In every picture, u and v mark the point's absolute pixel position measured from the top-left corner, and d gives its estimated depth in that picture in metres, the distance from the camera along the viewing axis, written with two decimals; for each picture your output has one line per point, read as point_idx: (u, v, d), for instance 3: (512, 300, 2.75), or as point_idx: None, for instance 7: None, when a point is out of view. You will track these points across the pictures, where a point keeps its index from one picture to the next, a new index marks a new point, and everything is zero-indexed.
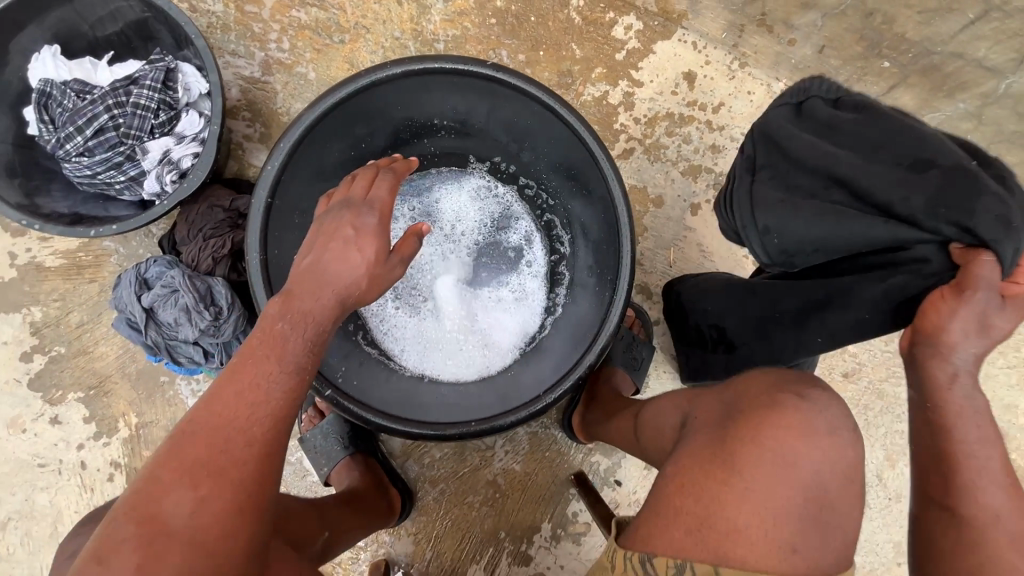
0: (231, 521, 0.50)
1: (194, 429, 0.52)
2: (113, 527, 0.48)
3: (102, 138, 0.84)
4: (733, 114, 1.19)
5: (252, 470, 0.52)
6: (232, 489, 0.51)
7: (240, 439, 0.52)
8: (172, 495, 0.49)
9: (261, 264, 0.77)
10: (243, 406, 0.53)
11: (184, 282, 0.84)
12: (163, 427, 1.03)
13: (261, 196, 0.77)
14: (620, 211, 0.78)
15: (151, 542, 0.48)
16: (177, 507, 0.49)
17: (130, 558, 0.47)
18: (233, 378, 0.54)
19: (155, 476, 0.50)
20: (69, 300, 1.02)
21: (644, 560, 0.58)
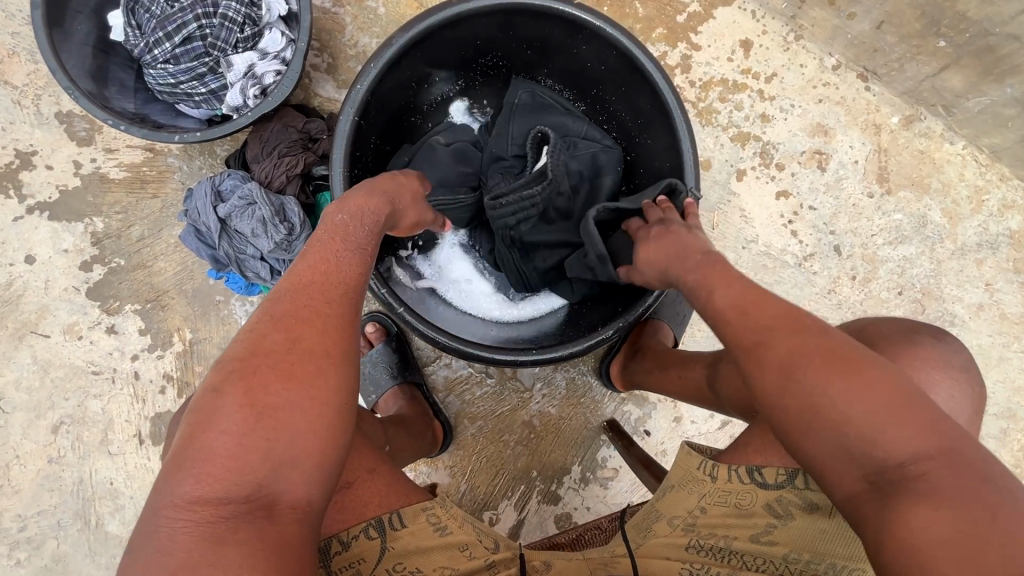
0: (321, 358, 0.59)
1: (281, 293, 0.63)
2: (222, 366, 0.57)
3: (189, 47, 0.85)
4: (785, 85, 1.23)
5: (330, 316, 0.62)
6: (323, 332, 0.60)
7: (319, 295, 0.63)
8: (268, 337, 0.59)
9: (344, 178, 0.81)
10: (321, 273, 0.65)
11: (262, 195, 0.86)
12: (215, 344, 1.06)
13: (349, 112, 0.80)
14: (687, 152, 0.86)
15: (253, 374, 0.56)
16: (274, 345, 0.58)
17: (238, 382, 0.55)
18: (311, 253, 0.67)
19: (256, 327, 0.60)
20: (131, 214, 1.03)
21: (753, 471, 0.63)
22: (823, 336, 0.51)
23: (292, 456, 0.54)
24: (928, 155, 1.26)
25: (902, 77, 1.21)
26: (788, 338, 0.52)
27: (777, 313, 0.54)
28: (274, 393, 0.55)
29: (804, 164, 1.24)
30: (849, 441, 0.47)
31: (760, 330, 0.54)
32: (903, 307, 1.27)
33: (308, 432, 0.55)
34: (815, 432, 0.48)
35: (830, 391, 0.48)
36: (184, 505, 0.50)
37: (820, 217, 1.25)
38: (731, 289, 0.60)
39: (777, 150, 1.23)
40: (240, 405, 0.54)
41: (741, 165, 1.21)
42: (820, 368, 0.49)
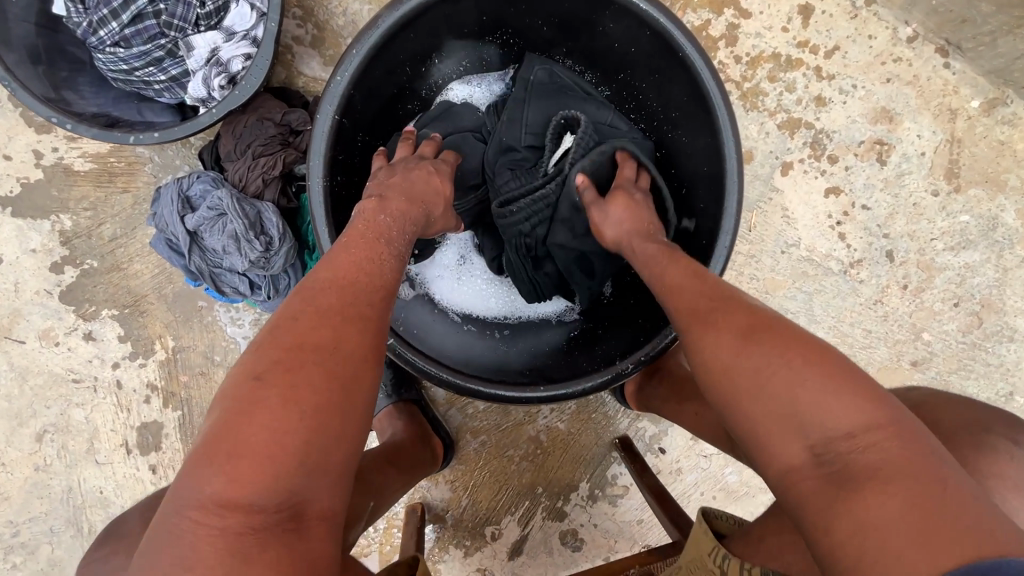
0: (365, 361, 0.51)
1: (322, 284, 0.55)
2: (255, 357, 0.48)
3: (141, 26, 0.72)
4: (848, 62, 1.05)
5: (360, 314, 0.53)
6: (368, 334, 0.52)
7: (348, 294, 0.54)
8: (309, 329, 0.50)
9: (325, 194, 0.68)
10: (364, 270, 0.57)
11: (233, 205, 0.75)
12: (200, 353, 0.98)
13: (328, 112, 0.67)
14: (732, 160, 0.71)
15: (295, 367, 0.47)
16: (318, 337, 0.49)
17: (277, 376, 0.46)
18: (345, 252, 0.59)
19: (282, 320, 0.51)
20: (100, 211, 0.93)
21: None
22: (758, 314, 0.53)
23: (329, 461, 0.46)
24: (1009, 147, 1.08)
25: (991, 54, 1.02)
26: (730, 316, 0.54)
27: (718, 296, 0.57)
28: (316, 393, 0.46)
29: (861, 156, 1.07)
30: (784, 416, 0.46)
31: (705, 312, 0.56)
32: (957, 321, 1.14)
33: (342, 441, 0.47)
34: (759, 404, 0.48)
35: (774, 364, 0.48)
36: (206, 510, 0.42)
37: (873, 218, 1.10)
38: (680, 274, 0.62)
39: (831, 139, 1.06)
40: (279, 399, 0.45)
41: (788, 158, 1.05)
42: (773, 352, 0.49)
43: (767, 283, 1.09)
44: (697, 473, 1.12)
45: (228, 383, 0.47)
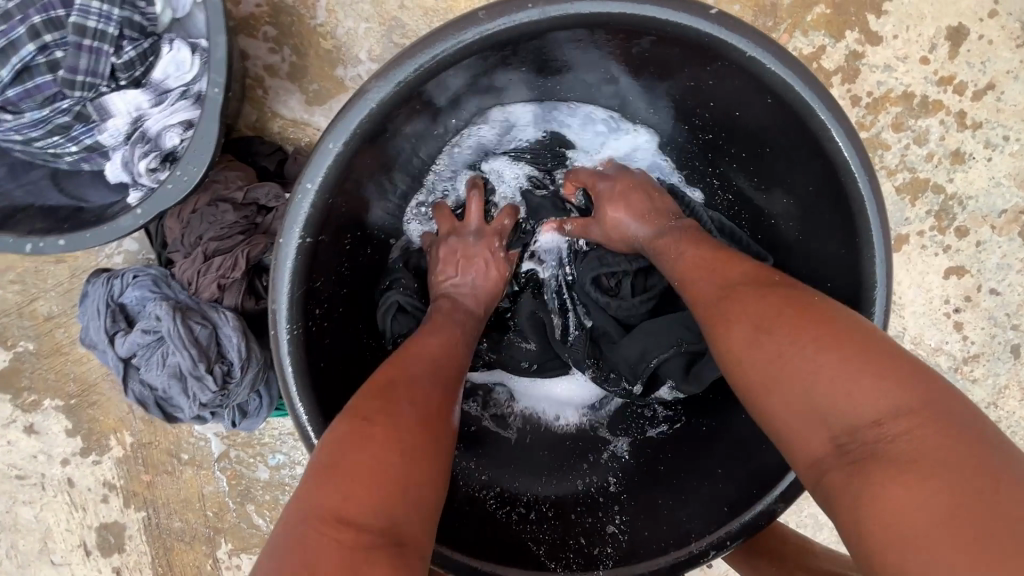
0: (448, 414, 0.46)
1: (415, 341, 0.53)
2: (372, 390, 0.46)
3: (29, 83, 0.50)
4: (1002, 105, 0.78)
5: (447, 371, 0.50)
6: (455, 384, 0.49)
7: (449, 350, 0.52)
8: (397, 378, 0.47)
9: (298, 340, 0.49)
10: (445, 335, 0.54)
11: (176, 329, 0.56)
12: (164, 450, 0.82)
13: (295, 232, 0.46)
14: (880, 294, 0.49)
15: (392, 406, 0.44)
16: (407, 376, 0.47)
17: (399, 414, 0.43)
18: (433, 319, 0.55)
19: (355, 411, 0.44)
20: (33, 284, 0.75)
21: None
22: (795, 298, 0.44)
23: (419, 488, 0.41)
24: None
25: None
26: (753, 281, 0.47)
27: (735, 260, 0.49)
28: (414, 431, 0.43)
29: (1000, 229, 0.83)
30: (808, 407, 0.40)
31: (717, 274, 0.49)
32: None
33: (432, 464, 0.42)
34: (781, 388, 0.41)
35: (797, 351, 0.41)
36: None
37: (1002, 306, 0.86)
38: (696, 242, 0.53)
39: (963, 207, 0.82)
40: (390, 436, 0.42)
41: (904, 232, 0.81)
42: (820, 351, 0.40)
43: None
44: None
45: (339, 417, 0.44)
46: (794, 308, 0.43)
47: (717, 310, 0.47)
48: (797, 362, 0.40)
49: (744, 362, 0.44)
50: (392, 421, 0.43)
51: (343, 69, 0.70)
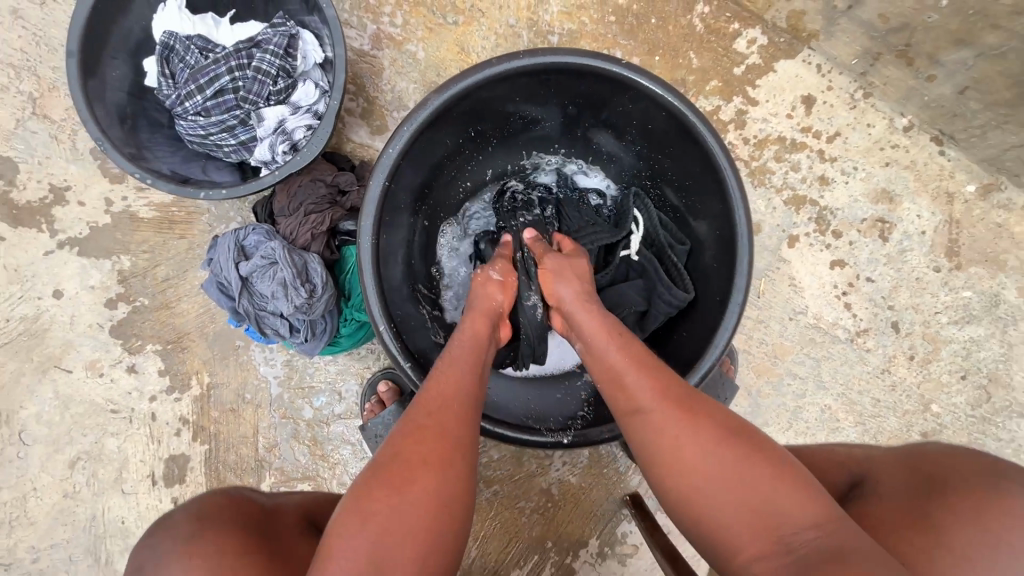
0: (436, 496, 0.53)
1: (414, 415, 0.60)
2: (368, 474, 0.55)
3: (221, 99, 0.83)
4: (848, 146, 1.13)
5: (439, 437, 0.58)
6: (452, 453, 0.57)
7: (442, 417, 0.60)
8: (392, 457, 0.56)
9: (374, 250, 0.77)
10: (445, 401, 0.62)
11: (284, 255, 0.83)
12: (233, 390, 1.04)
13: (379, 180, 0.75)
14: (742, 227, 0.78)
15: (371, 493, 0.53)
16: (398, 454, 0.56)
17: (381, 499, 0.52)
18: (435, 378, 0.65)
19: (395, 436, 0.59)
20: (158, 253, 1.02)
21: None
22: (710, 433, 0.58)
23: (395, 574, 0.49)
24: (1006, 230, 1.15)
25: (983, 145, 1.09)
26: (660, 390, 0.63)
27: (647, 367, 0.67)
28: (396, 507, 0.51)
29: (864, 233, 1.14)
30: (728, 514, 0.54)
31: (638, 381, 0.65)
32: (966, 394, 1.16)
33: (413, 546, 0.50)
34: (676, 479, 0.58)
35: (711, 480, 0.56)
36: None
37: (878, 290, 1.15)
38: (621, 349, 0.69)
39: (834, 216, 1.14)
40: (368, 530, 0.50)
41: (794, 232, 1.12)
42: (723, 492, 0.55)
43: (776, 349, 1.14)
44: None
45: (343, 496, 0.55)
46: (720, 448, 0.57)
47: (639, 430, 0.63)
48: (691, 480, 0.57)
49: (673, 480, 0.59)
50: (370, 509, 0.51)
51: (396, 112, 1.05)
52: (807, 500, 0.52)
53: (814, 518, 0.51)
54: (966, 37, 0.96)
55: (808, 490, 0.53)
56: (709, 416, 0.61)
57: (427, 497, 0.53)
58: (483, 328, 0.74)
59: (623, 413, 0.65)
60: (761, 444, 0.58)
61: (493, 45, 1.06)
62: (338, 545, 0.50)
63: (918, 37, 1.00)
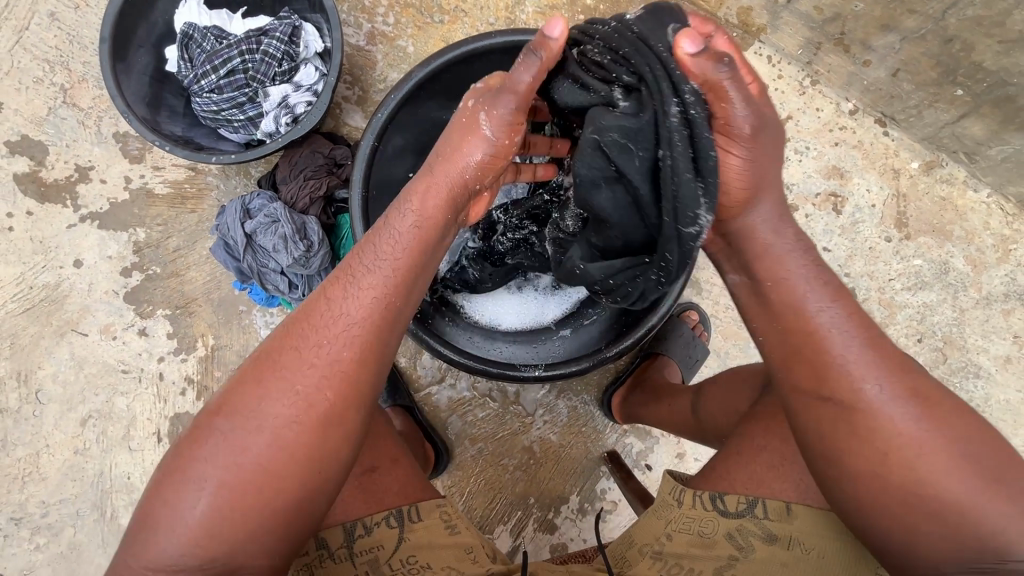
0: (288, 455, 0.58)
1: (290, 356, 0.61)
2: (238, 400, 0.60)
3: (232, 79, 0.95)
4: (800, 128, 1.24)
5: (317, 402, 0.59)
6: (315, 411, 0.59)
7: (317, 376, 0.60)
8: (257, 401, 0.59)
9: (362, 202, 0.87)
10: (325, 353, 0.61)
11: (285, 215, 0.93)
12: (235, 351, 1.12)
13: (368, 141, 0.86)
14: None
15: (217, 427, 0.59)
16: (261, 400, 0.59)
17: (235, 440, 0.58)
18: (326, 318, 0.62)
19: (262, 374, 0.60)
20: (171, 226, 1.12)
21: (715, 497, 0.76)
22: (936, 392, 0.59)
23: (249, 514, 0.57)
24: (950, 202, 1.25)
25: (921, 124, 1.20)
26: (895, 375, 0.60)
27: (873, 340, 0.61)
28: (245, 457, 0.57)
29: (819, 206, 1.24)
30: (908, 466, 0.57)
31: (865, 366, 0.60)
32: (923, 355, 1.24)
33: (261, 494, 0.57)
34: (861, 440, 0.59)
35: (925, 441, 0.57)
36: (148, 558, 0.57)
37: (835, 259, 1.24)
38: (844, 314, 0.62)
39: (790, 190, 1.24)
40: (214, 467, 0.57)
41: None
42: (939, 452, 0.57)
43: None
44: None
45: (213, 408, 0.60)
46: (921, 396, 0.59)
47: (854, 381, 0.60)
48: (892, 427, 0.58)
49: (864, 437, 0.59)
50: (223, 447, 0.58)
51: None
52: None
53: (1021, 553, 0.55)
54: (891, 24, 1.08)
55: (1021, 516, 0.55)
56: (960, 419, 0.58)
57: (279, 448, 0.58)
58: (433, 218, 0.66)
59: (806, 388, 0.62)
60: (1000, 453, 0.57)
61: None
62: (191, 472, 0.58)
63: (851, 27, 1.13)
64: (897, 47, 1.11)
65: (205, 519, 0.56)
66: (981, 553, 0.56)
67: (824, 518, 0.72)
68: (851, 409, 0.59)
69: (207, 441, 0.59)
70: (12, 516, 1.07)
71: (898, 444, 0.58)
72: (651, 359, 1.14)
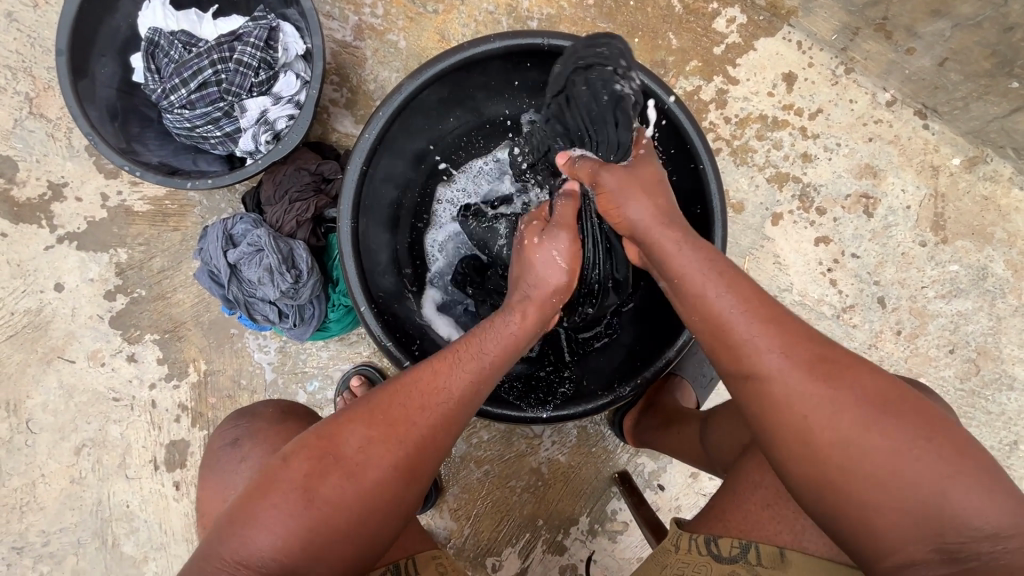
0: (381, 505, 0.57)
1: (394, 404, 0.59)
2: (340, 441, 0.57)
3: (205, 92, 0.87)
4: (831, 122, 1.13)
5: (421, 450, 0.58)
6: (414, 459, 0.58)
7: (424, 422, 0.59)
8: (354, 437, 0.57)
9: (352, 233, 0.78)
10: (432, 406, 0.60)
11: (270, 242, 0.86)
12: (228, 377, 1.06)
13: (356, 165, 0.77)
14: (716, 201, 0.78)
15: (320, 460, 0.56)
16: (353, 440, 0.57)
17: (332, 480, 0.55)
18: (434, 369, 0.62)
19: (363, 419, 0.58)
20: (153, 246, 1.05)
21: (710, 540, 0.68)
22: (857, 366, 0.55)
23: (327, 554, 0.55)
24: (993, 202, 1.14)
25: (967, 116, 1.10)
26: (797, 344, 0.56)
27: (764, 312, 0.58)
28: (333, 494, 0.55)
29: (849, 209, 1.15)
30: (835, 445, 0.53)
31: (763, 339, 0.57)
32: (954, 367, 1.16)
33: (348, 537, 0.55)
34: (786, 416, 0.55)
35: (855, 407, 0.53)
36: (225, 559, 0.54)
37: (863, 266, 1.15)
38: (737, 296, 0.59)
39: (818, 192, 1.14)
40: (299, 498, 0.55)
41: (778, 210, 1.13)
42: (874, 425, 0.52)
43: None
44: (697, 513, 1.12)
45: (308, 440, 0.58)
46: (819, 360, 0.55)
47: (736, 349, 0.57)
48: (800, 388, 0.54)
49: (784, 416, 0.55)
50: (321, 484, 0.55)
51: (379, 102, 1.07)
52: (1004, 510, 0.50)
53: (1000, 525, 0.49)
54: (942, 8, 0.98)
55: (985, 482, 0.50)
56: (881, 381, 0.54)
57: (378, 490, 0.56)
58: (530, 327, 0.68)
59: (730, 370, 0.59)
60: (931, 414, 0.53)
61: (473, 32, 1.08)
62: (269, 510, 0.54)
63: (895, 11, 1.02)
64: (947, 34, 1.01)
65: (289, 541, 0.54)
66: (952, 528, 0.50)
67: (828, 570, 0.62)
68: (762, 383, 0.56)
69: (309, 469, 0.56)
70: (13, 545, 1.06)
71: (830, 421, 0.53)
72: (664, 379, 1.06)
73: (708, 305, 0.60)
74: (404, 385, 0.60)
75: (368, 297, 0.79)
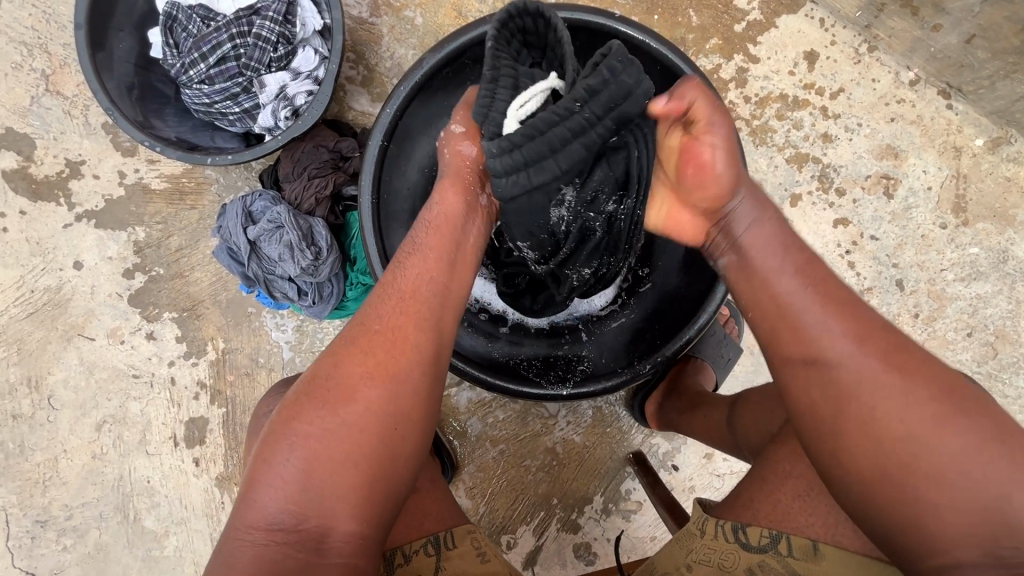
0: (371, 423, 0.57)
1: (366, 321, 0.62)
2: (320, 370, 0.60)
3: (223, 67, 0.86)
4: (852, 102, 1.12)
5: (392, 354, 0.59)
6: (392, 360, 0.59)
7: (392, 326, 0.61)
8: (331, 365, 0.59)
9: (374, 208, 0.78)
10: (399, 311, 0.62)
11: (290, 219, 0.86)
12: (246, 355, 1.07)
13: (378, 139, 0.77)
14: None
15: (301, 395, 0.58)
16: (324, 363, 0.60)
17: (319, 407, 0.57)
18: (394, 279, 0.65)
19: (338, 347, 0.61)
20: (171, 224, 1.05)
21: (737, 528, 0.67)
22: (924, 364, 0.55)
23: (333, 488, 0.55)
24: (1016, 183, 1.13)
25: (992, 96, 1.08)
26: (866, 337, 0.56)
27: (833, 300, 0.58)
28: (318, 418, 0.56)
29: (868, 190, 1.13)
30: (905, 436, 0.52)
31: (829, 327, 0.57)
32: (971, 350, 1.15)
33: (349, 463, 0.55)
34: (849, 405, 0.55)
35: (920, 400, 0.53)
36: (243, 529, 0.54)
37: (882, 248, 1.14)
38: (805, 279, 0.60)
39: (837, 173, 1.13)
40: (289, 433, 0.56)
41: (796, 190, 1.12)
42: (942, 423, 0.52)
43: None
44: (710, 494, 1.12)
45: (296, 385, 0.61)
46: (885, 351, 0.55)
47: (797, 329, 0.58)
48: (860, 370, 0.55)
49: (846, 412, 0.55)
50: (306, 411, 0.57)
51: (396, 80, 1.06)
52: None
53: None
54: None
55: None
56: (946, 379, 0.55)
57: (362, 405, 0.57)
58: (455, 202, 0.70)
59: (793, 357, 0.58)
60: (998, 420, 0.53)
61: (490, 8, 1.06)
62: (268, 457, 0.56)
63: None
64: (976, 10, 0.99)
65: (293, 484, 0.55)
66: (1009, 533, 0.50)
67: (857, 562, 0.63)
68: (828, 371, 0.56)
69: (290, 412, 0.58)
70: (37, 519, 1.08)
71: (892, 411, 0.53)
72: (683, 364, 1.06)
73: (772, 287, 0.61)
74: (368, 305, 0.64)
75: (389, 272, 0.80)
